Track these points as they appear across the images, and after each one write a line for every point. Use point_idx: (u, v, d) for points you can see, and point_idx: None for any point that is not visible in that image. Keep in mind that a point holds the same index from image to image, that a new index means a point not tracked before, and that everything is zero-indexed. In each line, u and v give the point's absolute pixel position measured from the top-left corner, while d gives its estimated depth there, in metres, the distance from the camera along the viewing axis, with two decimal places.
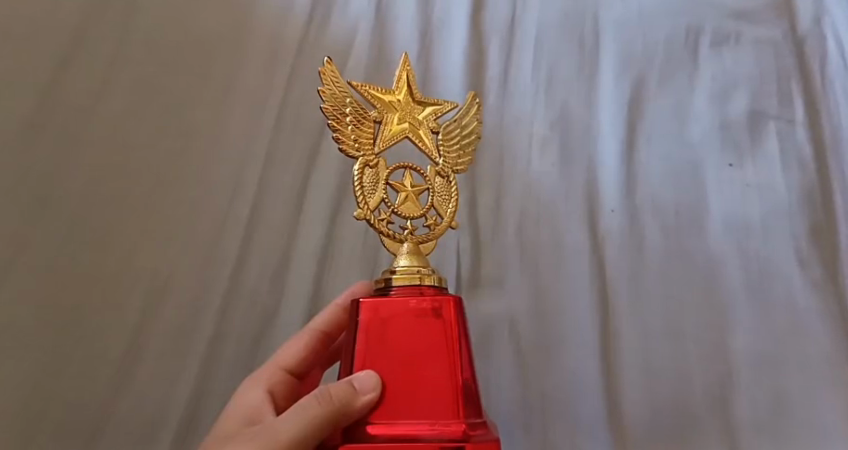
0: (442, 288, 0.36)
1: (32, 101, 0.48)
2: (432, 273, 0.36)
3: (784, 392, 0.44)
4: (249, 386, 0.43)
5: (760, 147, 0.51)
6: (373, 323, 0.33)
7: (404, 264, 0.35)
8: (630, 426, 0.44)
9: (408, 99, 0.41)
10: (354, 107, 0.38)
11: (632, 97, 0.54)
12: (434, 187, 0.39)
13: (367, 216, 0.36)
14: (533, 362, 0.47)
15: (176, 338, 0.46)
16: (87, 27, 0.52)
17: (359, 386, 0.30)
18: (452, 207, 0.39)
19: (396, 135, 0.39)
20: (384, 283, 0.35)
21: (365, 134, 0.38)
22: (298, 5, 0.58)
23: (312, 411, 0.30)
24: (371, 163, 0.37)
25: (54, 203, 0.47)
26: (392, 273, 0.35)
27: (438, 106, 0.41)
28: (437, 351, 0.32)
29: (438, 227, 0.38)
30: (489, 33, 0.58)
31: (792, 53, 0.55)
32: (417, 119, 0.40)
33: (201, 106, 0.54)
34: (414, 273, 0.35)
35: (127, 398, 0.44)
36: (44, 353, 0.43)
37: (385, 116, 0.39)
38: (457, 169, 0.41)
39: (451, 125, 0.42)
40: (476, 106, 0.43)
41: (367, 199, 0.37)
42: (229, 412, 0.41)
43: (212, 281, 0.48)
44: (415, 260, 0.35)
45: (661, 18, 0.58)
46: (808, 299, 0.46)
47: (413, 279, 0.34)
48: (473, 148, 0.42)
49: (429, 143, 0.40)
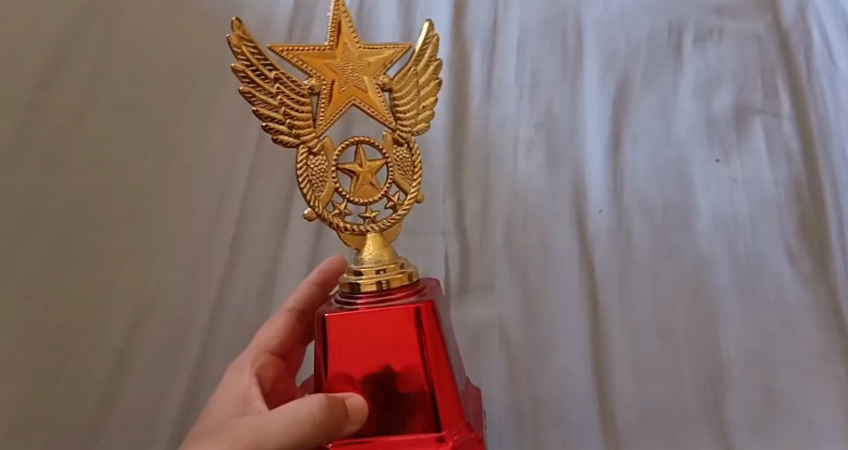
0: (411, 284, 0.35)
1: (14, 121, 0.48)
2: (400, 269, 0.35)
3: (775, 389, 0.43)
4: (235, 372, 0.43)
5: (747, 143, 0.51)
6: (346, 324, 0.32)
7: (370, 266, 0.34)
8: (621, 426, 0.44)
9: (347, 56, 0.37)
10: (282, 81, 0.35)
11: (616, 96, 0.54)
12: (392, 160, 0.37)
13: (320, 213, 0.35)
14: (525, 366, 0.47)
15: (164, 355, 0.47)
16: (69, 43, 0.52)
17: (350, 412, 0.30)
18: (415, 180, 0.38)
19: (339, 106, 0.37)
20: (350, 289, 0.34)
21: (301, 113, 0.35)
22: (279, 9, 0.58)
23: (300, 417, 0.29)
24: (315, 149, 0.35)
25: (37, 224, 0.47)
26: (357, 277, 0.34)
27: (384, 57, 0.38)
28: (417, 345, 0.32)
29: (401, 205, 0.37)
30: (472, 37, 0.58)
31: (776, 48, 0.54)
32: (362, 80, 0.37)
33: (183, 119, 0.54)
34: (379, 272, 0.33)
35: (117, 417, 0.45)
36: (32, 376, 0.44)
37: (322, 82, 0.36)
38: (418, 129, 0.38)
39: (402, 78, 0.38)
40: (431, 44, 0.39)
41: (316, 193, 0.35)
42: (216, 399, 0.41)
43: (198, 296, 0.49)
44: (383, 257, 0.34)
45: (643, 17, 0.57)
46: (798, 293, 0.46)
47: (379, 281, 0.33)
48: (433, 97, 0.39)
49: (381, 106, 0.37)
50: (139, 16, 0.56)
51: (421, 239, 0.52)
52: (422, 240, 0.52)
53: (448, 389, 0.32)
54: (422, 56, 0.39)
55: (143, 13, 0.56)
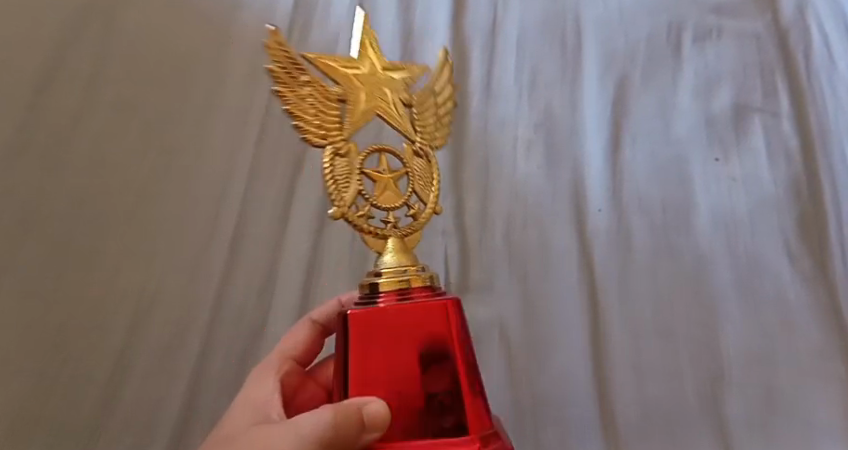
0: (434, 288, 0.34)
1: (14, 120, 0.48)
2: (421, 271, 0.34)
3: (775, 388, 0.43)
4: (257, 379, 0.44)
5: (746, 143, 0.51)
6: (366, 328, 0.31)
7: (391, 267, 0.34)
8: (622, 425, 0.45)
9: (372, 71, 0.38)
10: (312, 86, 0.35)
11: (616, 95, 0.54)
12: (413, 170, 0.37)
13: (345, 213, 0.34)
14: (523, 365, 0.47)
15: (164, 356, 0.47)
16: (66, 41, 0.52)
17: (367, 421, 0.28)
18: (434, 192, 0.37)
19: (364, 114, 0.36)
20: (370, 293, 0.33)
21: (328, 115, 0.35)
22: (278, 10, 0.58)
23: (307, 437, 0.30)
24: (341, 151, 0.35)
25: (37, 226, 0.47)
26: (378, 277, 0.33)
27: (406, 75, 0.39)
28: (441, 349, 0.31)
29: (422, 215, 0.36)
30: (471, 36, 0.58)
31: (775, 46, 0.54)
32: (387, 91, 0.38)
33: (184, 120, 0.54)
34: (400, 273, 0.33)
35: (117, 418, 0.45)
36: (32, 377, 0.44)
37: (348, 90, 0.36)
38: (436, 144, 0.39)
39: (422, 95, 0.40)
40: (446, 70, 0.42)
41: (341, 193, 0.34)
42: (238, 404, 0.41)
43: (198, 297, 0.49)
44: (403, 259, 0.34)
45: (642, 16, 0.57)
46: (798, 292, 0.46)
47: (401, 281, 0.33)
48: (448, 117, 0.41)
49: (403, 118, 0.38)
50: (136, 14, 0.56)
51: (421, 239, 0.52)
52: (422, 241, 0.52)
53: (476, 396, 0.31)
54: (439, 78, 0.42)
55: (142, 13, 0.56)
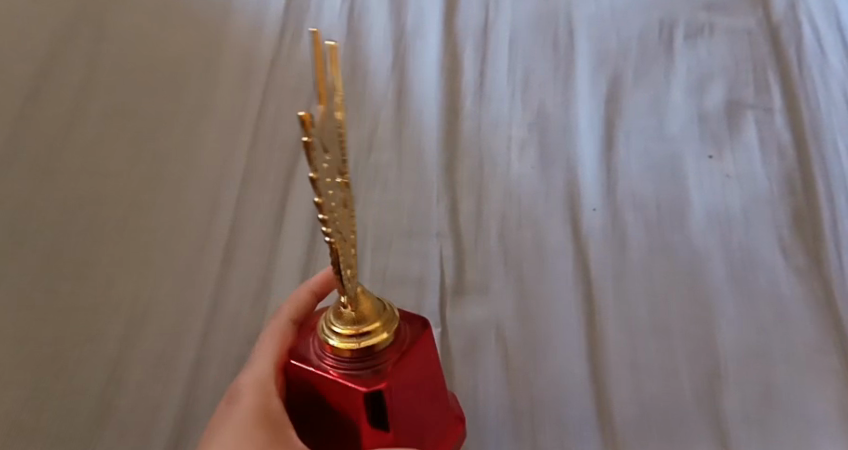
0: (395, 337, 0.29)
1: (9, 126, 0.49)
2: (384, 322, 0.28)
3: (773, 384, 0.40)
4: (259, 400, 0.33)
5: (738, 137, 0.53)
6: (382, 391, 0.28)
7: (346, 325, 0.27)
8: (620, 424, 0.39)
9: None
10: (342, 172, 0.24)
11: (608, 94, 0.58)
12: None
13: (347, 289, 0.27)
14: (518, 367, 0.43)
15: (159, 366, 0.43)
16: (54, 54, 0.55)
17: None
18: None
19: None
20: (325, 344, 0.28)
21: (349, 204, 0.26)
22: (269, 23, 0.65)
23: None
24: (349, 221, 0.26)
25: (29, 237, 0.45)
26: (332, 338, 0.28)
27: None
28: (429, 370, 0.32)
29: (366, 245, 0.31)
30: (464, 38, 0.63)
31: (765, 40, 0.59)
32: None
33: (175, 125, 0.56)
34: (357, 334, 0.27)
35: (111, 430, 0.39)
36: (24, 390, 0.39)
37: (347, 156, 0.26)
38: None
39: None
40: None
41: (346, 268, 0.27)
42: (245, 440, 0.31)
43: (193, 307, 0.46)
44: (367, 314, 0.28)
45: (634, 16, 0.63)
46: (793, 286, 0.44)
47: (360, 339, 0.27)
48: None
49: None
50: (123, 29, 0.61)
51: (414, 241, 0.51)
52: (416, 243, 0.51)
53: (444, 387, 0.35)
54: None
55: (133, 32, 0.61)
